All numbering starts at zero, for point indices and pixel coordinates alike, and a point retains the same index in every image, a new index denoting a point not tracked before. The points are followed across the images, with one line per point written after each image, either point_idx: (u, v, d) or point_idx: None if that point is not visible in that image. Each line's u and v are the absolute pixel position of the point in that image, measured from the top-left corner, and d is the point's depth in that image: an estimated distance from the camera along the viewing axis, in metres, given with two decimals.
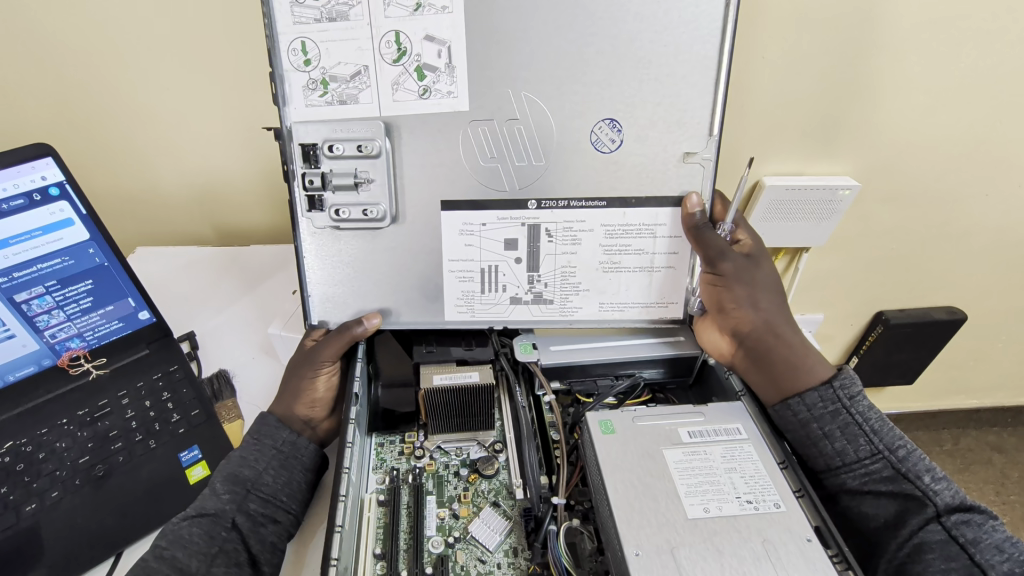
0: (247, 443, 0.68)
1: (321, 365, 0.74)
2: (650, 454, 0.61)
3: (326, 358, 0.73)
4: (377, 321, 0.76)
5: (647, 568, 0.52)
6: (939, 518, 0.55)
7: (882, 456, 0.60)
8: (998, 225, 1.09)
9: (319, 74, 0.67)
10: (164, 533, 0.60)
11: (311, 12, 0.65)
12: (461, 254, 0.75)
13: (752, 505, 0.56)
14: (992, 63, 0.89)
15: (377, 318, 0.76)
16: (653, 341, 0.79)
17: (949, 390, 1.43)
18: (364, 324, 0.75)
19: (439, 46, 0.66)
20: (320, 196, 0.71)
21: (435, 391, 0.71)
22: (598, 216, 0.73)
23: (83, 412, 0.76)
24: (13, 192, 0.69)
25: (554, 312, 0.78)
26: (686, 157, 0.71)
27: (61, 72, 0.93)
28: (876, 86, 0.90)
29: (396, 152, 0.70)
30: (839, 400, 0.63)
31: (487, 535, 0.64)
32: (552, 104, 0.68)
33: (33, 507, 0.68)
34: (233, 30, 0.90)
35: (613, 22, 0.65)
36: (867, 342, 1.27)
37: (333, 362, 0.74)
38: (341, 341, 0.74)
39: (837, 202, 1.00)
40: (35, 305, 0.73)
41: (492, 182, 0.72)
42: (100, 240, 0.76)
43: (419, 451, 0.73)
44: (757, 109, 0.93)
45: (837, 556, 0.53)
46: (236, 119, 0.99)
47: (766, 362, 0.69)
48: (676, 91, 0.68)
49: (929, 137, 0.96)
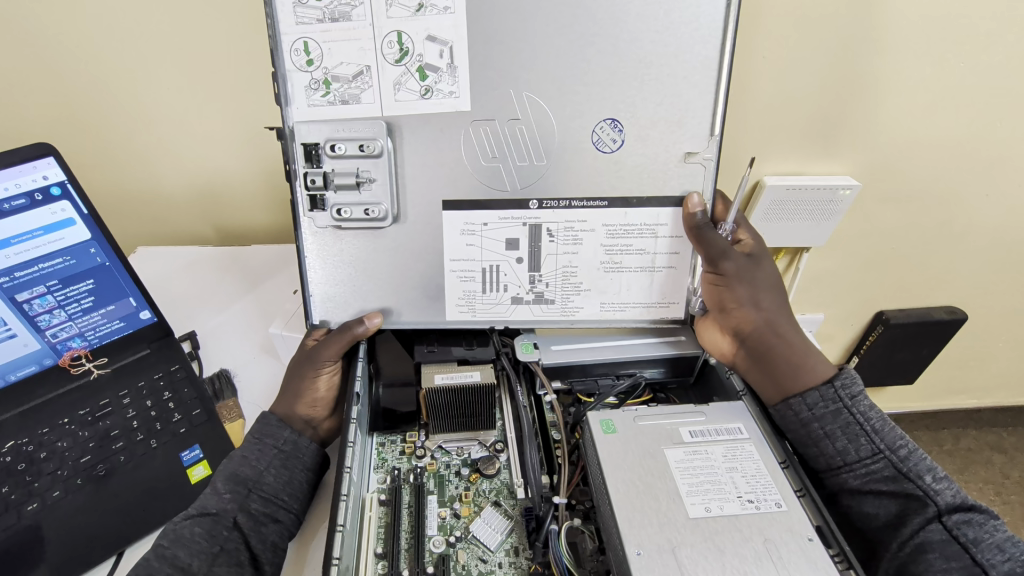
0: (248, 443, 0.68)
1: (322, 365, 0.74)
2: (651, 453, 0.61)
3: (327, 358, 0.74)
4: (378, 321, 0.76)
5: (648, 568, 0.52)
6: (940, 518, 0.55)
7: (883, 456, 0.60)
8: (999, 224, 1.09)
9: (321, 74, 0.67)
10: (165, 532, 0.60)
11: (313, 12, 0.65)
12: (463, 253, 0.75)
13: (752, 504, 0.56)
14: (993, 65, 0.89)
15: (379, 317, 0.76)
16: (653, 341, 0.79)
17: (949, 390, 1.43)
18: (365, 323, 0.75)
19: (440, 46, 0.66)
20: (321, 196, 0.71)
21: (437, 391, 0.71)
22: (600, 216, 0.73)
23: (84, 412, 0.76)
24: (14, 192, 0.69)
25: (555, 312, 0.78)
26: (687, 157, 0.71)
27: (63, 73, 0.93)
28: (877, 86, 0.91)
29: (398, 152, 0.71)
30: (840, 400, 0.63)
31: (488, 534, 0.64)
32: (553, 104, 0.68)
33: (35, 506, 0.68)
34: (233, 30, 0.90)
35: (614, 22, 0.65)
36: (868, 342, 1.27)
37: (335, 362, 0.74)
38: (342, 341, 0.74)
39: (837, 202, 1.00)
40: (36, 305, 0.73)
41: (493, 182, 0.72)
42: (102, 240, 0.76)
43: (420, 450, 0.73)
44: (757, 110, 0.93)
45: (838, 556, 0.53)
46: (237, 118, 0.99)
47: (767, 362, 0.70)
48: (677, 92, 0.68)
49: (930, 138, 0.96)
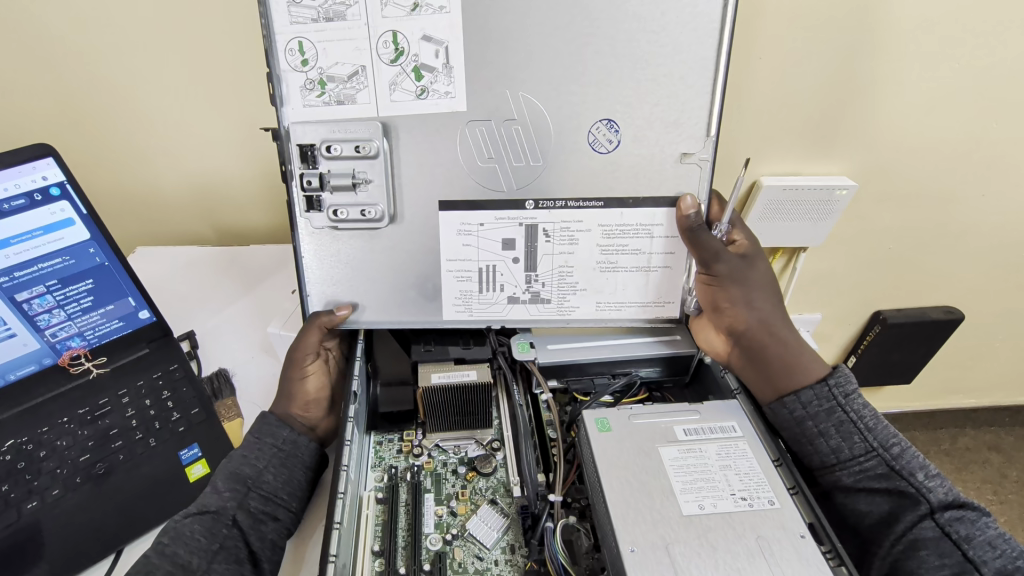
0: (247, 442, 0.69)
1: (305, 364, 0.76)
2: (646, 451, 0.61)
3: (307, 357, 0.76)
4: (346, 313, 0.77)
5: (643, 564, 0.52)
6: (933, 515, 0.55)
7: (876, 454, 0.60)
8: (996, 224, 1.09)
9: (316, 74, 0.68)
10: (165, 529, 0.60)
11: (308, 12, 0.65)
12: (459, 253, 0.76)
13: (746, 501, 0.57)
14: (990, 64, 0.89)
15: (347, 309, 0.77)
16: (648, 340, 0.80)
17: (947, 390, 1.43)
18: (334, 314, 0.76)
19: (435, 47, 0.67)
20: (318, 197, 0.72)
21: (435, 390, 0.72)
22: (596, 216, 0.73)
23: (83, 411, 0.76)
24: (14, 192, 0.69)
25: (551, 312, 0.79)
26: (684, 157, 0.71)
27: (63, 74, 0.94)
28: (873, 86, 0.91)
29: (394, 152, 0.71)
30: (834, 398, 0.64)
31: (485, 531, 0.65)
32: (549, 105, 0.69)
33: (34, 505, 0.68)
34: (233, 31, 0.90)
35: (612, 23, 0.66)
36: (865, 341, 1.27)
37: (316, 361, 0.77)
38: (314, 332, 0.76)
39: (834, 202, 1.01)
40: (35, 305, 0.73)
41: (489, 182, 0.72)
42: (101, 240, 0.77)
43: (417, 449, 0.73)
44: (754, 110, 0.94)
45: (829, 552, 0.54)
46: (236, 118, 0.99)
47: (761, 361, 0.70)
48: (674, 92, 0.68)
49: (926, 138, 0.97)
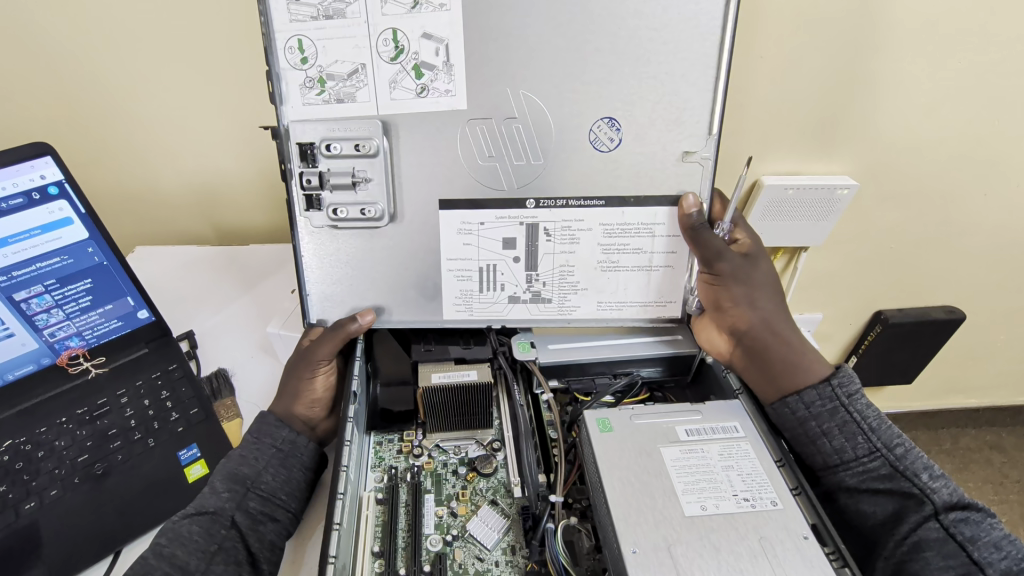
0: (247, 443, 0.68)
1: (317, 367, 0.75)
2: (648, 451, 0.61)
3: (322, 358, 0.74)
4: (371, 319, 0.76)
5: (645, 566, 0.52)
6: (937, 516, 0.55)
7: (880, 454, 0.60)
8: (998, 224, 1.09)
9: (315, 72, 0.67)
10: (164, 530, 0.60)
11: (307, 10, 0.65)
12: (460, 253, 0.75)
13: (748, 502, 0.56)
14: (994, 63, 0.89)
15: (372, 315, 0.76)
16: (649, 340, 0.79)
17: (949, 390, 1.43)
18: (359, 320, 0.75)
19: (436, 44, 0.66)
20: (317, 196, 0.72)
21: (435, 389, 0.71)
22: (597, 215, 0.73)
23: (83, 411, 0.76)
24: (12, 191, 0.69)
25: (553, 311, 0.78)
26: (686, 155, 0.71)
27: (63, 74, 0.93)
28: (876, 85, 0.90)
29: (394, 151, 0.71)
30: (837, 398, 0.64)
31: (485, 532, 0.64)
32: (550, 103, 0.68)
33: (32, 505, 0.68)
34: (233, 30, 0.90)
35: (612, 20, 0.65)
36: (867, 341, 1.27)
37: (328, 362, 0.75)
38: (337, 339, 0.74)
39: (836, 201, 1.00)
40: (34, 304, 0.73)
41: (490, 181, 0.72)
42: (100, 240, 0.76)
43: (417, 449, 0.73)
44: (755, 110, 0.94)
45: (833, 554, 0.54)
46: (236, 117, 0.99)
47: (764, 360, 0.70)
48: (675, 91, 0.68)
49: (929, 137, 0.96)
